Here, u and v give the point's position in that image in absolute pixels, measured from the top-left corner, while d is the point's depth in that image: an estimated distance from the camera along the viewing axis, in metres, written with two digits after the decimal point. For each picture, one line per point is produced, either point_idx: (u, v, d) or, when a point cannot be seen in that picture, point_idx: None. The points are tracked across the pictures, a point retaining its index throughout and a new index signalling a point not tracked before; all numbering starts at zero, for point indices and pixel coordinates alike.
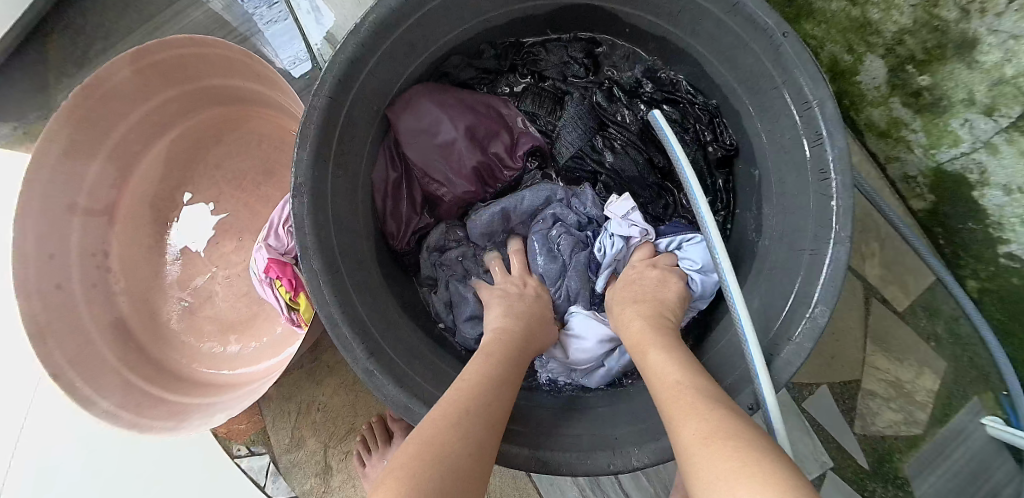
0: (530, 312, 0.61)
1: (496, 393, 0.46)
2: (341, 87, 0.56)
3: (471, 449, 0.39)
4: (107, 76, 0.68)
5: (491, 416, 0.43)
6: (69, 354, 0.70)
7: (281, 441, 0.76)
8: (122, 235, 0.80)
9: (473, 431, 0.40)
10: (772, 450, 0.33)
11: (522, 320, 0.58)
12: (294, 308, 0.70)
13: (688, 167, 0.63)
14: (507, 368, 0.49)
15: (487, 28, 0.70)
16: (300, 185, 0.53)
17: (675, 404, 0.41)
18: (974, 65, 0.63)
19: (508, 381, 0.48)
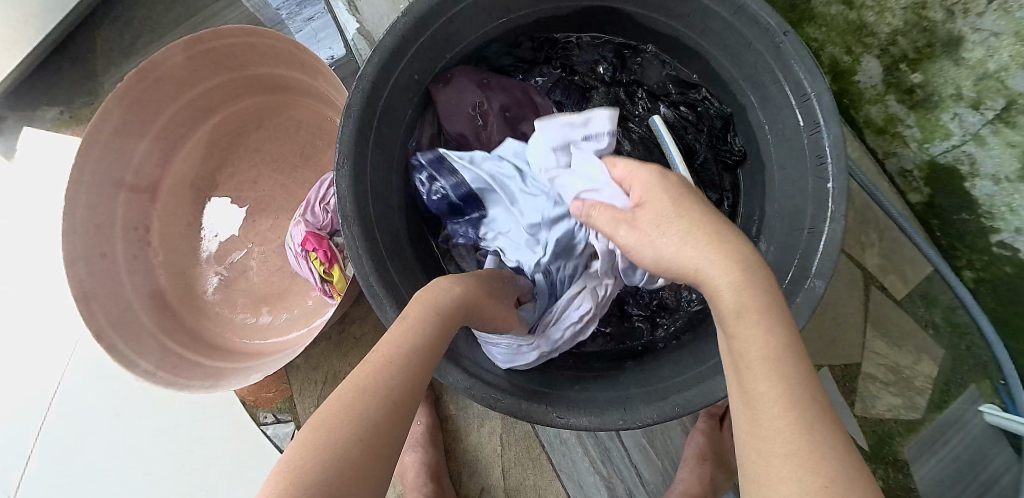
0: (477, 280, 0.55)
1: (412, 362, 0.41)
2: (383, 71, 0.62)
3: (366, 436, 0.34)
4: (163, 61, 0.74)
5: (397, 382, 0.39)
6: (110, 317, 0.75)
7: (306, 409, 0.80)
8: (162, 212, 0.86)
9: (369, 410, 0.35)
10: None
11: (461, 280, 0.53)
12: (328, 280, 0.75)
13: (684, 167, 0.69)
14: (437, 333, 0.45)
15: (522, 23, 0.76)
16: (342, 158, 0.59)
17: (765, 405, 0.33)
18: (960, 62, 0.68)
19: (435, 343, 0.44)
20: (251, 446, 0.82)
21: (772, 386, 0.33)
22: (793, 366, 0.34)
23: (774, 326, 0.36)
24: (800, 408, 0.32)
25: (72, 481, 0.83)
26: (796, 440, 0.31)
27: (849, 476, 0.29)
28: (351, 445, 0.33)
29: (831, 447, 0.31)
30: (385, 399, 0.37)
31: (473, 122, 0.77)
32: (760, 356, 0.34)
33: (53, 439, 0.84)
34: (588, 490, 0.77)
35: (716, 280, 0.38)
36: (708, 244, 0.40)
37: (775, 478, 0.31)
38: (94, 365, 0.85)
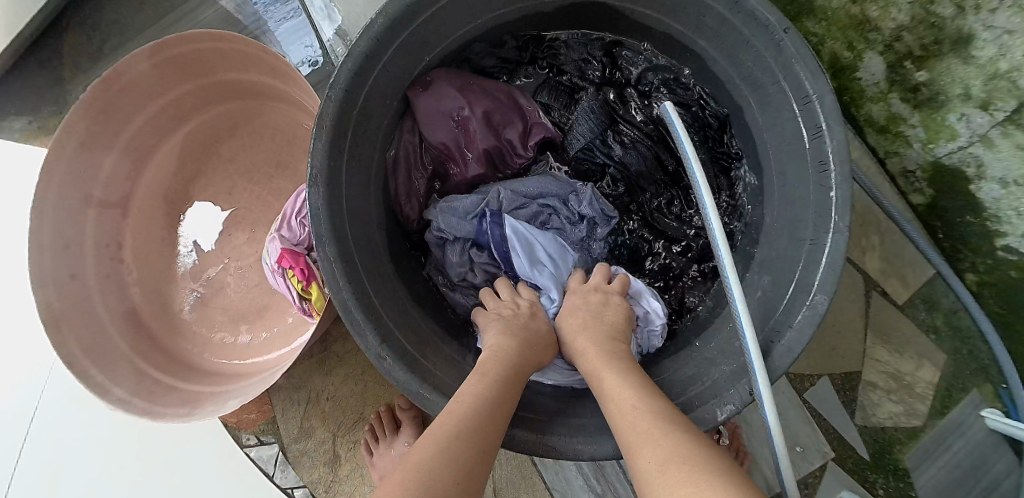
0: (523, 324, 0.59)
1: (495, 395, 0.47)
2: (356, 82, 0.58)
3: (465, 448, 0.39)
4: (126, 70, 0.70)
5: (484, 412, 0.44)
6: (83, 342, 0.71)
7: (290, 430, 0.77)
8: (135, 227, 0.82)
9: (457, 444, 0.39)
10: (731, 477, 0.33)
11: (514, 331, 0.57)
12: (305, 297, 0.71)
13: (696, 165, 0.57)
14: (503, 391, 0.48)
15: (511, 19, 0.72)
16: (316, 174, 0.55)
17: (632, 434, 0.41)
18: (969, 60, 0.65)
19: (505, 400, 0.47)
20: (235, 469, 0.79)
21: (634, 420, 0.42)
22: (648, 408, 0.43)
23: (633, 390, 0.46)
24: (650, 427, 0.40)
25: None
26: (652, 446, 0.38)
27: (694, 455, 0.36)
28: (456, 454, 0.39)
29: (682, 442, 0.38)
30: (476, 424, 0.42)
31: (455, 128, 0.73)
32: (631, 410, 0.43)
33: (31, 465, 0.81)
34: None
35: (599, 378, 0.50)
36: (598, 357, 0.52)
37: (643, 485, 0.36)
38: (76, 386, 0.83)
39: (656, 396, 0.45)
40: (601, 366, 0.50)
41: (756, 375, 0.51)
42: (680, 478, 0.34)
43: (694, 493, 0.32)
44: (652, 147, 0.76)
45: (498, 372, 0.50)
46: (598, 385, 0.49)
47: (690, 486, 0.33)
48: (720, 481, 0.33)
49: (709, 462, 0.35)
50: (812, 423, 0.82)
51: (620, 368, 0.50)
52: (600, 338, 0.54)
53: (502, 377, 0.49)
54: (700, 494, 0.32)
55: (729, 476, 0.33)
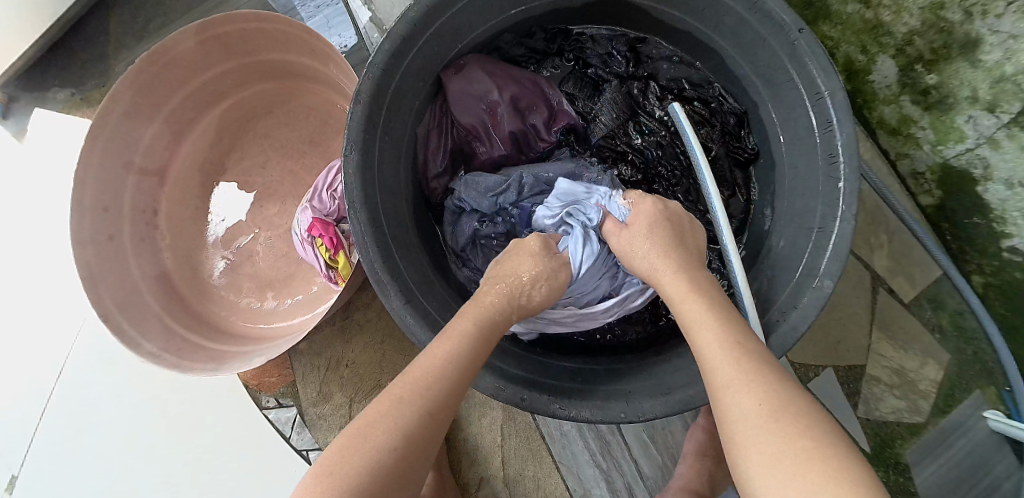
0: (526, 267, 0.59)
1: (446, 391, 0.48)
2: (394, 60, 0.62)
3: (400, 464, 0.43)
4: (174, 44, 0.75)
5: (428, 412, 0.46)
6: (117, 299, 0.75)
7: (309, 394, 0.80)
8: (170, 195, 0.86)
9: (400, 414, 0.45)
10: (813, 422, 0.39)
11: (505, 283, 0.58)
12: (332, 266, 0.75)
13: (705, 167, 0.67)
14: (468, 352, 0.51)
15: (540, 12, 0.76)
16: (351, 143, 0.59)
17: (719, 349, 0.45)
18: (977, 64, 0.68)
19: (469, 362, 0.50)
20: (254, 430, 0.82)
21: (724, 348, 0.45)
22: (745, 343, 0.45)
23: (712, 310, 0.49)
24: (753, 366, 0.43)
25: (76, 456, 0.84)
26: (753, 389, 0.41)
27: (799, 411, 0.40)
28: (386, 472, 0.43)
29: (780, 389, 0.41)
30: (412, 419, 0.45)
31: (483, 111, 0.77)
32: (723, 343, 0.45)
33: (53, 430, 0.85)
34: (587, 484, 0.78)
35: (683, 306, 0.51)
36: (687, 288, 0.52)
37: (740, 423, 0.41)
38: (102, 357, 0.86)
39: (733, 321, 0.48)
40: (687, 296, 0.52)
41: (758, 350, 0.58)
42: (791, 430, 0.38)
43: (810, 451, 0.37)
44: (671, 140, 0.79)
45: (458, 361, 0.50)
46: (680, 315, 0.51)
47: (828, 454, 0.37)
48: (835, 445, 0.37)
49: (815, 423, 0.39)
50: None
51: (707, 294, 0.51)
52: (677, 268, 0.55)
53: (461, 371, 0.49)
54: (815, 456, 0.36)
55: (832, 432, 0.38)
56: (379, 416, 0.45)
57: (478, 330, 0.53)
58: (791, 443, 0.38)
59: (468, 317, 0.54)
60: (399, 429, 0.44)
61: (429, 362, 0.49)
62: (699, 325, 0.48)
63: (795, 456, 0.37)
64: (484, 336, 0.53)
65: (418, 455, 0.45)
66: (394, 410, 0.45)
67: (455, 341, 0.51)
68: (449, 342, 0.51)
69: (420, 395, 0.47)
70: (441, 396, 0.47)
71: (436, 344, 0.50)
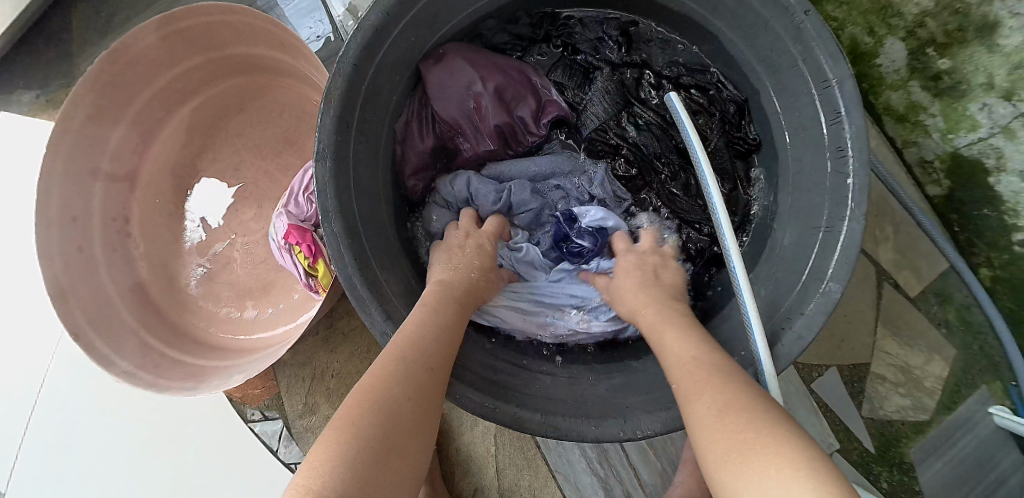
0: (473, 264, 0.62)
1: (433, 343, 0.47)
2: (366, 57, 0.57)
3: (416, 407, 0.40)
4: (135, 42, 0.70)
5: (423, 359, 0.45)
6: (90, 315, 0.72)
7: (295, 406, 0.78)
8: (142, 202, 0.81)
9: (404, 365, 0.43)
10: (778, 423, 0.35)
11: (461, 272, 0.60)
12: (312, 274, 0.72)
13: (705, 161, 0.62)
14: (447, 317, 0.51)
15: None
16: (324, 148, 0.55)
17: (684, 377, 0.44)
18: (994, 49, 0.64)
19: (450, 326, 0.51)
20: (241, 443, 0.79)
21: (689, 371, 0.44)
22: (710, 359, 0.45)
23: (688, 335, 0.49)
24: (710, 376, 0.42)
25: (57, 474, 0.81)
26: (709, 398, 0.39)
27: (755, 412, 0.36)
28: (404, 414, 0.39)
29: (733, 392, 0.39)
30: (418, 371, 0.43)
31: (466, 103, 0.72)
32: (694, 360, 0.45)
33: (32, 452, 0.81)
34: (585, 492, 0.75)
35: (660, 338, 0.51)
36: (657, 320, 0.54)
37: (697, 425, 0.39)
38: (81, 374, 0.83)
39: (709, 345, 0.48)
40: (659, 325, 0.53)
41: (762, 361, 0.53)
42: (737, 422, 0.36)
43: (757, 439, 0.34)
44: (667, 130, 0.75)
45: (440, 324, 0.50)
46: (659, 343, 0.51)
47: (781, 449, 0.32)
48: (775, 429, 0.34)
49: (766, 415, 0.36)
50: (817, 413, 0.81)
51: (689, 324, 0.52)
52: (654, 297, 0.57)
53: (441, 328, 0.49)
54: (762, 440, 0.33)
55: (779, 418, 0.35)
56: (378, 366, 0.43)
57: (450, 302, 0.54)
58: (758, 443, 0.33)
59: (436, 290, 0.55)
60: (408, 380, 0.42)
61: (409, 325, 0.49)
62: (672, 347, 0.49)
63: (739, 445, 0.34)
64: (454, 302, 0.54)
65: (429, 403, 0.42)
66: (391, 356, 0.44)
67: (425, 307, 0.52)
68: (421, 308, 0.51)
69: (411, 344, 0.46)
70: (432, 347, 0.46)
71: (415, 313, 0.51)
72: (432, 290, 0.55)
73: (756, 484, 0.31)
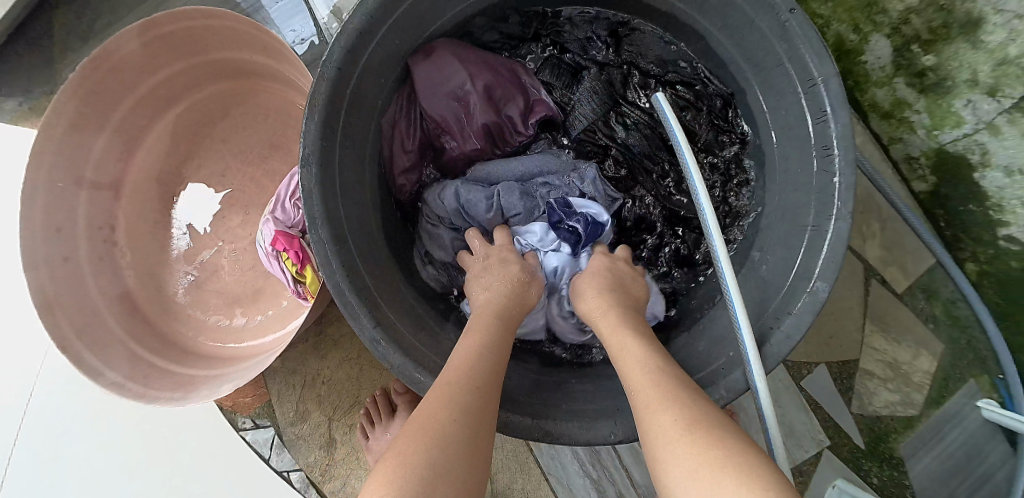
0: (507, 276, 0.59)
1: (487, 369, 0.47)
2: (349, 62, 0.57)
3: (471, 436, 0.39)
4: (116, 48, 0.69)
5: (481, 387, 0.44)
6: (76, 326, 0.71)
7: (286, 414, 0.77)
8: (128, 210, 0.81)
9: (461, 394, 0.42)
10: (744, 442, 0.35)
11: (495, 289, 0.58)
12: (300, 281, 0.71)
13: (690, 157, 0.61)
14: (498, 342, 0.50)
15: None
16: (309, 153, 0.54)
17: (643, 391, 0.42)
18: (978, 45, 0.64)
19: (501, 351, 0.50)
20: (232, 452, 0.79)
21: (647, 380, 0.43)
22: (666, 372, 0.44)
23: (644, 343, 0.48)
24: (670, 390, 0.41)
25: (47, 486, 0.80)
26: (675, 411, 0.38)
27: (722, 431, 0.36)
28: (460, 444, 0.38)
29: (694, 411, 0.38)
30: (474, 400, 0.42)
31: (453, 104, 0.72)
32: (646, 376, 0.43)
33: (22, 463, 0.81)
34: (577, 494, 0.75)
35: (618, 342, 0.49)
36: (613, 325, 0.52)
37: (659, 446, 0.37)
38: (71, 384, 0.82)
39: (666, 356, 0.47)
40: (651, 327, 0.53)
41: (750, 362, 0.53)
42: (702, 445, 0.35)
43: (724, 462, 0.33)
44: (654, 128, 0.75)
45: (492, 350, 0.49)
46: (614, 348, 0.49)
47: (756, 472, 0.32)
48: (745, 453, 0.33)
49: (732, 440, 0.35)
50: (808, 410, 0.82)
51: (638, 332, 0.50)
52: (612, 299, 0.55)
53: (492, 355, 0.48)
54: (735, 462, 0.33)
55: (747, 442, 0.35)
56: (437, 396, 0.42)
57: (498, 324, 0.53)
58: (735, 465, 0.32)
59: (482, 313, 0.55)
60: (463, 408, 0.41)
61: (462, 351, 0.48)
62: (631, 356, 0.47)
63: (707, 471, 0.33)
64: (505, 323, 0.54)
65: (486, 433, 0.41)
66: (446, 386, 0.43)
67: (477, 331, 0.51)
68: (472, 332, 0.51)
69: (468, 372, 0.45)
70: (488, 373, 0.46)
71: (464, 339, 0.50)
72: (481, 311, 0.55)
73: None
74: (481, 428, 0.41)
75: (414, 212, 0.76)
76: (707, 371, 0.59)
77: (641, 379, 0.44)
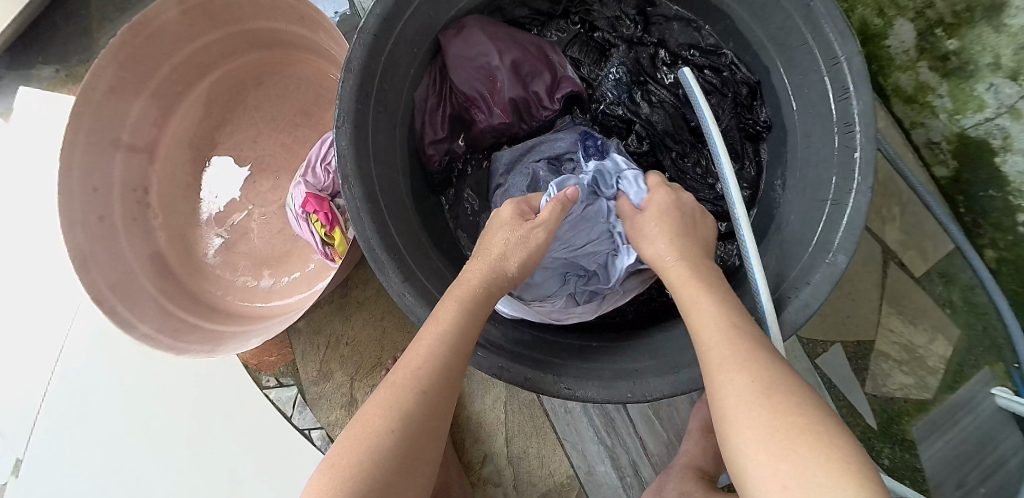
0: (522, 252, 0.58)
1: (439, 382, 0.45)
2: (385, 29, 0.59)
3: (403, 453, 0.41)
4: (157, 14, 0.71)
5: (427, 407, 0.44)
6: (110, 281, 0.73)
7: (309, 373, 0.79)
8: (161, 173, 0.83)
9: (400, 408, 0.43)
10: (827, 422, 0.36)
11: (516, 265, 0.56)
12: (329, 243, 0.73)
13: (717, 138, 0.63)
14: (459, 336, 0.47)
15: None
16: (343, 114, 0.56)
17: (715, 353, 0.42)
18: (1000, 28, 0.65)
19: (460, 347, 0.47)
20: (255, 409, 0.81)
21: (726, 337, 0.42)
22: (745, 332, 0.43)
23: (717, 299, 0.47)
24: (752, 351, 0.41)
25: (77, 438, 0.83)
26: (752, 372, 0.39)
27: (799, 400, 0.37)
28: (388, 465, 0.40)
29: (779, 375, 0.39)
30: (416, 414, 0.43)
31: (482, 78, 0.74)
32: (718, 333, 0.43)
33: (53, 416, 0.84)
34: (592, 460, 0.77)
35: (691, 298, 0.48)
36: (686, 272, 0.50)
37: (732, 400, 0.39)
38: (100, 341, 0.85)
39: (738, 309, 0.46)
40: None
41: (768, 329, 0.55)
42: (783, 408, 0.36)
43: (806, 440, 0.34)
44: (678, 108, 0.76)
45: (450, 347, 0.46)
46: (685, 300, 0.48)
47: (829, 446, 0.34)
48: (835, 432, 0.35)
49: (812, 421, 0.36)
50: (822, 390, 0.82)
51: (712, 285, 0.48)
52: (686, 255, 0.52)
53: (448, 356, 0.46)
54: (807, 437, 0.34)
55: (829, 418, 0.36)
56: (378, 403, 0.44)
57: (465, 316, 0.49)
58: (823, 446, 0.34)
59: (457, 297, 0.50)
60: (400, 425, 0.42)
61: (417, 357, 0.46)
62: (696, 305, 0.47)
63: (787, 463, 0.34)
64: (474, 319, 0.49)
65: (424, 442, 0.43)
66: (390, 393, 0.44)
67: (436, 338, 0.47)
68: (432, 333, 0.47)
69: (412, 396, 0.43)
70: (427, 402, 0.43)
71: (426, 330, 0.48)
72: (450, 300, 0.50)
73: (803, 474, 0.33)
74: (418, 455, 0.42)
75: (443, 184, 0.77)
76: None
77: (717, 335, 0.43)
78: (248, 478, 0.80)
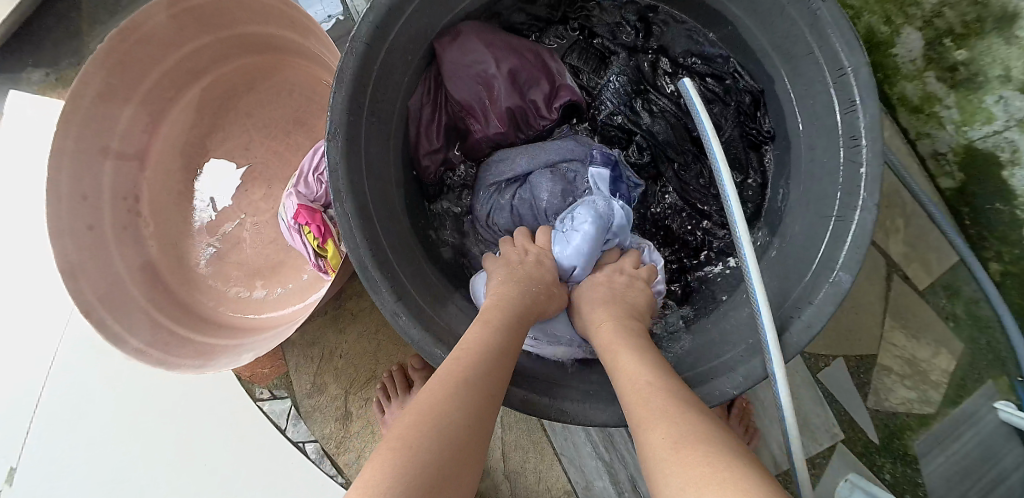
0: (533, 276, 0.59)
1: (494, 376, 0.44)
2: (377, 39, 0.57)
3: (471, 433, 0.38)
4: (145, 19, 0.69)
5: (486, 396, 0.42)
6: (99, 292, 0.71)
7: (303, 386, 0.78)
8: (152, 181, 0.82)
9: (464, 388, 0.41)
10: (744, 464, 0.31)
11: (523, 284, 0.57)
12: (321, 255, 0.72)
13: (719, 151, 0.59)
14: (503, 339, 0.49)
15: None
16: (335, 127, 0.54)
17: (637, 411, 0.40)
18: (1011, 40, 0.63)
19: (506, 349, 0.48)
20: (249, 421, 0.80)
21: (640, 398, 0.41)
22: (665, 389, 0.41)
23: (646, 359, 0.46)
24: (664, 403, 0.39)
25: (69, 448, 0.82)
26: (665, 425, 0.36)
27: (713, 443, 0.33)
28: (459, 442, 0.37)
29: (706, 429, 0.35)
30: (479, 398, 0.41)
31: (479, 86, 0.72)
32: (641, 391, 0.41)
33: (44, 425, 0.82)
34: (589, 476, 0.76)
35: (613, 356, 0.48)
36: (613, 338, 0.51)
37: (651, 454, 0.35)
38: (93, 350, 0.83)
39: (665, 369, 0.45)
40: None
41: (769, 350, 0.52)
42: (693, 456, 0.32)
43: (713, 478, 0.30)
44: (679, 117, 0.75)
45: (499, 347, 0.47)
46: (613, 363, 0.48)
47: (734, 483, 0.29)
48: (749, 472, 0.30)
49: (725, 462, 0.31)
50: (823, 404, 0.81)
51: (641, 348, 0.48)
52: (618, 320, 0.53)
53: (499, 354, 0.47)
54: (718, 476, 0.30)
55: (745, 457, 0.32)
56: (442, 385, 0.41)
57: (509, 321, 0.51)
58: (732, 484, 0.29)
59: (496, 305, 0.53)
60: (468, 405, 0.40)
61: (470, 351, 0.46)
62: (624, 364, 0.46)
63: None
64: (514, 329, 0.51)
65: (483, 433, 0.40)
66: (450, 377, 0.42)
67: (482, 338, 0.48)
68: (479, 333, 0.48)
69: (473, 381, 0.42)
70: (482, 400, 0.41)
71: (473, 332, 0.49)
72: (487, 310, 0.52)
73: None
74: (477, 445, 0.39)
75: (437, 193, 0.76)
76: (728, 357, 0.59)
77: (637, 395, 0.41)
78: (240, 492, 0.79)
